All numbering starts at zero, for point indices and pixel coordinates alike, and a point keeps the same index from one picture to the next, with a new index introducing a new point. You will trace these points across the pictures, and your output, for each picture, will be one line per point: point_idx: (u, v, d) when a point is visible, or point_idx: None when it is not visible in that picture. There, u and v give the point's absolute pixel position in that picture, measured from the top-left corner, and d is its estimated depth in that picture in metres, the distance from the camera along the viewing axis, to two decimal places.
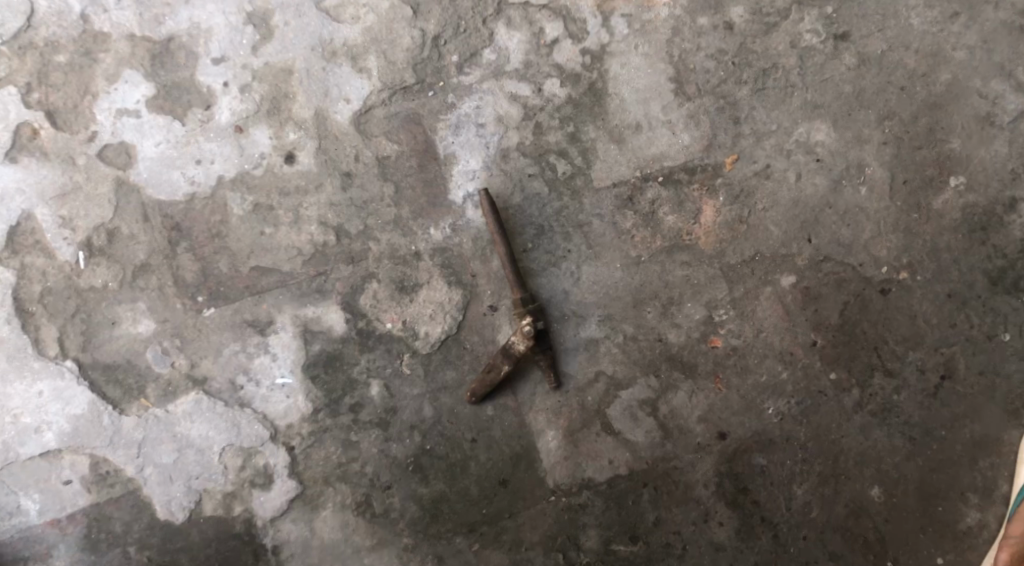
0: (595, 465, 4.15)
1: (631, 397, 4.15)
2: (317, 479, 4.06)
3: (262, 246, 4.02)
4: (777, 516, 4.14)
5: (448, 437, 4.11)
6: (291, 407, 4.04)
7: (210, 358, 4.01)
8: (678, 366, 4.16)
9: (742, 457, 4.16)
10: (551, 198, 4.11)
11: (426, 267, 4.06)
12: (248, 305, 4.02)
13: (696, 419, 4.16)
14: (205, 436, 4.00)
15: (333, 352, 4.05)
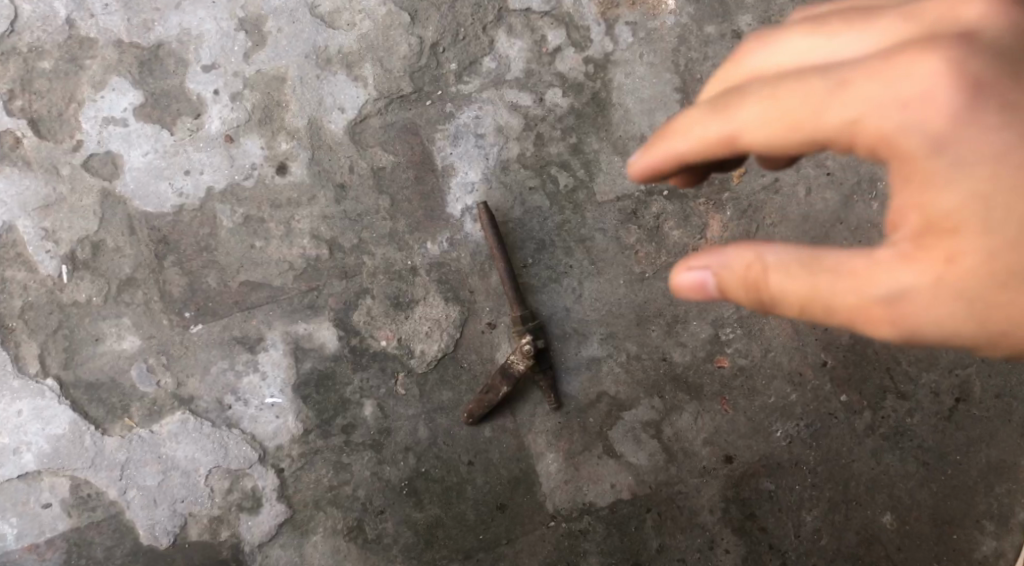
0: (596, 490, 4.00)
1: (634, 418, 4.01)
2: (308, 502, 3.91)
3: (251, 260, 3.87)
4: (786, 543, 4.00)
5: (444, 460, 3.95)
6: (282, 428, 3.89)
7: (197, 376, 3.86)
8: (683, 387, 4.02)
9: (749, 482, 4.02)
10: (552, 212, 3.96)
11: (423, 282, 3.92)
12: (237, 321, 3.87)
13: (702, 441, 4.03)
14: (191, 458, 3.85)
15: (324, 370, 3.90)
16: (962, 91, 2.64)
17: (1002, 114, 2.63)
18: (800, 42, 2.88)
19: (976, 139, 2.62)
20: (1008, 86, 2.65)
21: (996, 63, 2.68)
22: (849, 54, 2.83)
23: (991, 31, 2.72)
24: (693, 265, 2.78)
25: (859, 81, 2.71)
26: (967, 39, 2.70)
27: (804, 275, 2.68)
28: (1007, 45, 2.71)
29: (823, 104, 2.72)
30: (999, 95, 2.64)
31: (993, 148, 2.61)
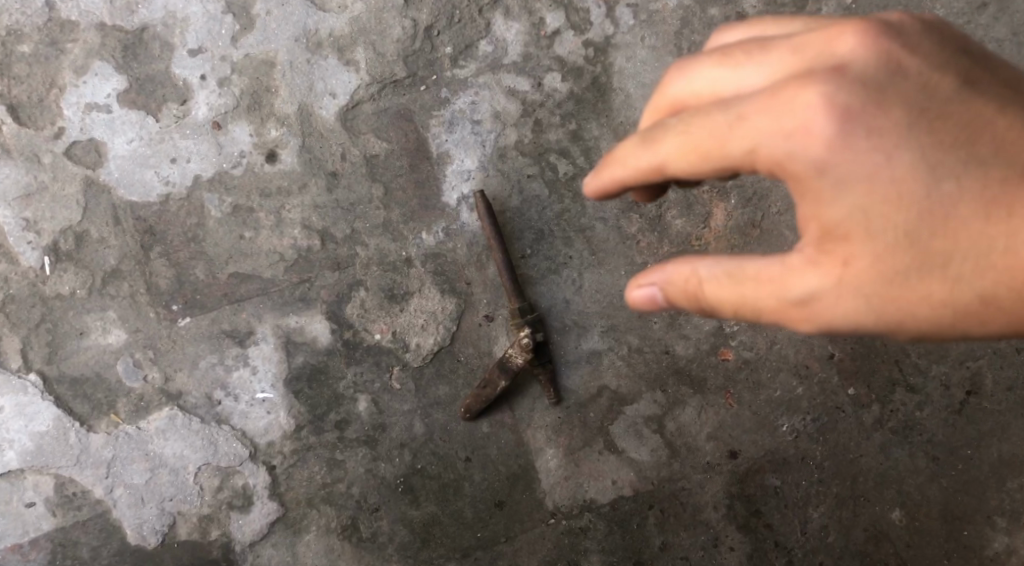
0: (597, 487, 3.89)
1: (636, 413, 3.90)
2: (301, 500, 3.80)
3: (240, 251, 3.74)
4: (792, 540, 3.90)
5: (440, 456, 3.84)
6: (273, 424, 3.78)
7: (185, 371, 3.74)
8: (686, 381, 3.91)
9: (754, 478, 3.92)
10: (551, 200, 3.84)
11: (418, 273, 3.80)
12: (226, 314, 3.75)
13: (705, 437, 3.92)
14: (180, 455, 3.73)
15: (317, 365, 3.79)
16: (849, 113, 2.61)
17: (883, 131, 2.62)
18: (705, 74, 2.75)
19: (862, 157, 2.61)
20: (885, 102, 2.64)
21: (876, 81, 2.66)
22: (747, 86, 2.72)
23: (873, 46, 2.67)
24: (639, 285, 2.80)
25: (757, 115, 2.65)
26: (847, 60, 2.66)
27: (731, 290, 2.70)
28: (884, 58, 2.67)
29: (728, 137, 2.66)
30: (880, 113, 2.63)
31: (877, 162, 2.62)
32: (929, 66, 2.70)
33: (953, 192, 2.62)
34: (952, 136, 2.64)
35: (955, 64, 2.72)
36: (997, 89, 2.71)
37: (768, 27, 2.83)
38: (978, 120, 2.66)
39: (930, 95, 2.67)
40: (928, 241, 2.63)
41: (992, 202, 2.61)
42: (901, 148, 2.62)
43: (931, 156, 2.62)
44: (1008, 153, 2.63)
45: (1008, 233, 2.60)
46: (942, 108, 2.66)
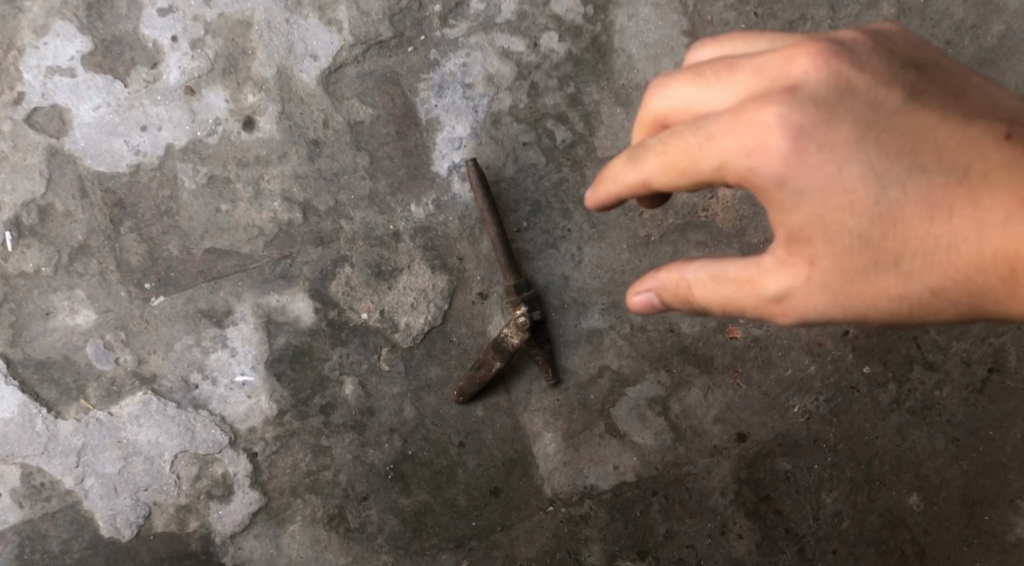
0: (598, 472, 3.68)
1: (639, 395, 3.68)
2: (284, 489, 3.59)
3: (217, 225, 3.51)
4: (804, 527, 3.69)
5: (432, 441, 3.62)
6: (254, 409, 3.56)
7: (160, 353, 3.52)
8: (692, 360, 3.69)
9: (764, 462, 3.71)
10: (549, 169, 3.61)
11: (407, 248, 3.57)
12: (203, 293, 3.52)
13: (712, 419, 3.70)
14: (155, 442, 3.51)
15: (300, 346, 3.56)
16: (804, 130, 2.58)
17: (836, 145, 2.59)
18: (671, 94, 2.68)
19: (817, 171, 2.59)
20: (837, 116, 2.61)
21: (829, 97, 2.61)
22: (714, 106, 2.65)
23: (827, 64, 2.62)
24: (636, 291, 2.73)
25: (722, 133, 2.60)
26: (803, 80, 2.61)
27: (708, 295, 2.66)
28: (837, 75, 2.62)
29: (696, 157, 2.61)
30: (833, 127, 2.60)
31: (831, 175, 2.59)
32: (878, 78, 2.64)
33: (903, 198, 2.60)
34: (900, 145, 2.61)
35: (906, 75, 2.66)
36: (944, 96, 2.66)
37: (730, 43, 2.76)
38: (926, 128, 2.62)
39: (880, 107, 2.62)
40: (883, 245, 2.61)
41: (939, 206, 2.59)
42: (853, 160, 2.59)
43: (880, 165, 2.60)
44: (954, 158, 2.60)
45: (955, 233, 2.59)
46: (892, 118, 2.62)
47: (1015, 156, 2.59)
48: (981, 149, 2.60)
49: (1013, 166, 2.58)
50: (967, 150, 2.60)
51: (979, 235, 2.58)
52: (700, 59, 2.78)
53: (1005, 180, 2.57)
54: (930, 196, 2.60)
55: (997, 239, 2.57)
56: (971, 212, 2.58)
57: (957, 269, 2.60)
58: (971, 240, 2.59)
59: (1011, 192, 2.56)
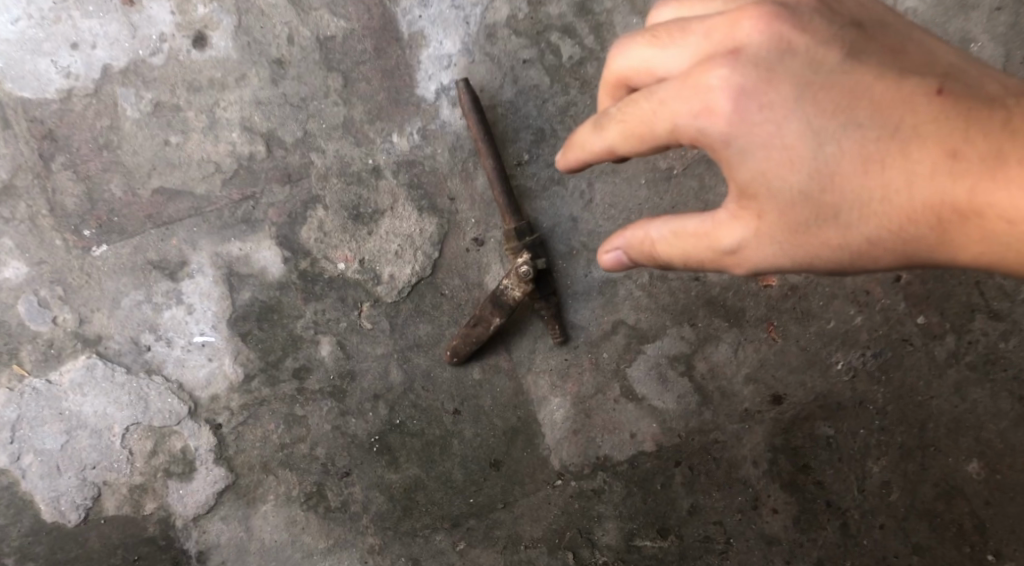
0: (612, 441, 3.21)
1: (658, 353, 3.20)
2: (254, 464, 3.12)
3: (165, 161, 3.00)
4: (846, 500, 3.20)
5: (423, 409, 3.15)
6: (216, 373, 3.09)
7: (104, 311, 3.03)
8: (720, 312, 3.20)
9: (802, 427, 3.22)
10: (553, 92, 3.08)
11: (389, 186, 3.07)
12: (152, 241, 3.03)
13: (743, 379, 3.22)
14: (102, 413, 3.04)
15: (267, 301, 3.08)
16: (741, 92, 2.32)
17: (775, 105, 2.32)
18: (625, 60, 2.41)
19: (756, 131, 2.32)
20: (776, 75, 2.33)
21: (768, 57, 2.33)
22: (669, 69, 2.38)
23: (770, 24, 2.34)
24: (604, 249, 2.48)
25: (671, 96, 2.35)
26: (747, 40, 2.33)
27: (661, 252, 2.42)
28: (777, 35, 2.34)
29: (648, 121, 2.36)
30: (772, 86, 2.33)
31: (769, 136, 2.32)
32: (817, 37, 2.35)
33: (840, 155, 2.31)
34: (836, 102, 2.32)
35: (846, 34, 2.37)
36: (885, 55, 2.36)
37: (685, 2, 2.47)
38: (864, 86, 2.32)
39: (818, 66, 2.33)
40: (820, 202, 2.33)
41: (875, 164, 2.31)
42: (788, 119, 2.32)
43: (818, 122, 2.32)
44: (891, 112, 2.30)
45: (890, 189, 2.30)
46: (830, 77, 2.33)
47: (952, 113, 2.28)
48: (916, 103, 2.30)
49: (949, 122, 2.28)
50: (903, 105, 2.30)
51: (912, 189, 2.29)
52: (661, 19, 2.49)
53: (939, 135, 2.28)
54: (866, 152, 2.31)
55: (929, 193, 2.28)
56: (905, 168, 2.29)
57: (893, 225, 2.31)
58: (904, 195, 2.30)
59: (944, 144, 2.27)
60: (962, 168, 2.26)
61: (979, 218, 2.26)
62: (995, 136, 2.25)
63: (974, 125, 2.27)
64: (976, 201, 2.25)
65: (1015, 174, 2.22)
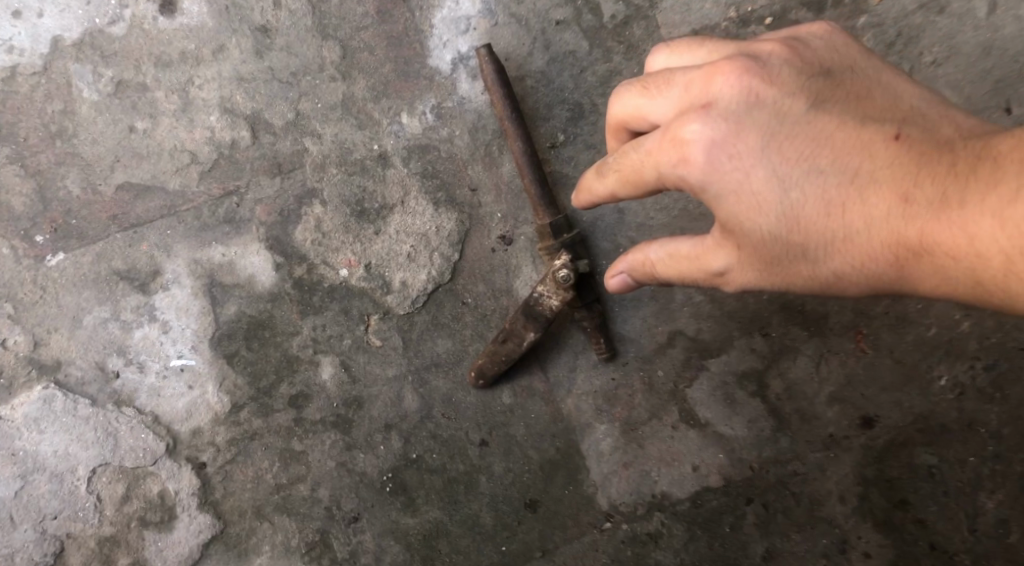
0: (670, 475, 2.65)
1: (724, 370, 2.66)
2: (245, 510, 2.59)
3: (131, 151, 2.53)
4: (954, 543, 2.60)
5: (444, 441, 2.61)
6: (197, 403, 2.59)
7: (63, 332, 2.55)
8: (797, 319, 2.65)
9: (898, 455, 2.63)
10: (592, 58, 2.56)
11: (398, 175, 2.57)
12: (118, 247, 2.54)
13: (826, 399, 2.65)
14: (64, 454, 2.55)
15: (256, 316, 2.58)
16: (710, 144, 1.99)
17: (744, 154, 2.00)
18: (614, 107, 2.09)
19: (726, 176, 2.00)
20: (743, 127, 2.00)
21: (736, 108, 2.00)
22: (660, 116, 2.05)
23: (740, 77, 2.00)
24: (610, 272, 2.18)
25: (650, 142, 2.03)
26: (721, 91, 2.00)
27: (653, 272, 2.12)
28: (739, 86, 2.00)
29: (637, 168, 2.05)
30: (742, 131, 2.00)
31: (734, 188, 2.00)
32: (781, 86, 2.01)
33: (803, 203, 2.00)
34: (799, 148, 2.00)
35: (810, 80, 2.03)
36: (849, 101, 2.03)
37: (677, 48, 2.12)
38: (829, 130, 2.00)
39: (781, 113, 2.01)
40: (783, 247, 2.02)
41: (838, 210, 1.99)
42: (752, 169, 2.00)
43: (783, 171, 2.00)
44: (855, 154, 1.99)
45: (850, 232, 1.99)
46: (791, 124, 2.00)
47: (914, 158, 1.98)
48: (874, 150, 1.99)
49: (911, 164, 1.97)
50: (863, 149, 1.99)
51: (873, 231, 1.98)
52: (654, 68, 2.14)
53: (897, 179, 1.97)
54: (829, 199, 1.99)
55: (888, 235, 1.97)
56: (865, 211, 1.98)
57: (852, 268, 2.01)
58: (866, 238, 1.99)
59: (901, 186, 1.97)
60: (918, 214, 1.96)
61: (935, 261, 1.96)
62: (950, 179, 1.95)
63: (930, 170, 1.96)
64: (931, 244, 1.95)
65: (968, 215, 1.92)
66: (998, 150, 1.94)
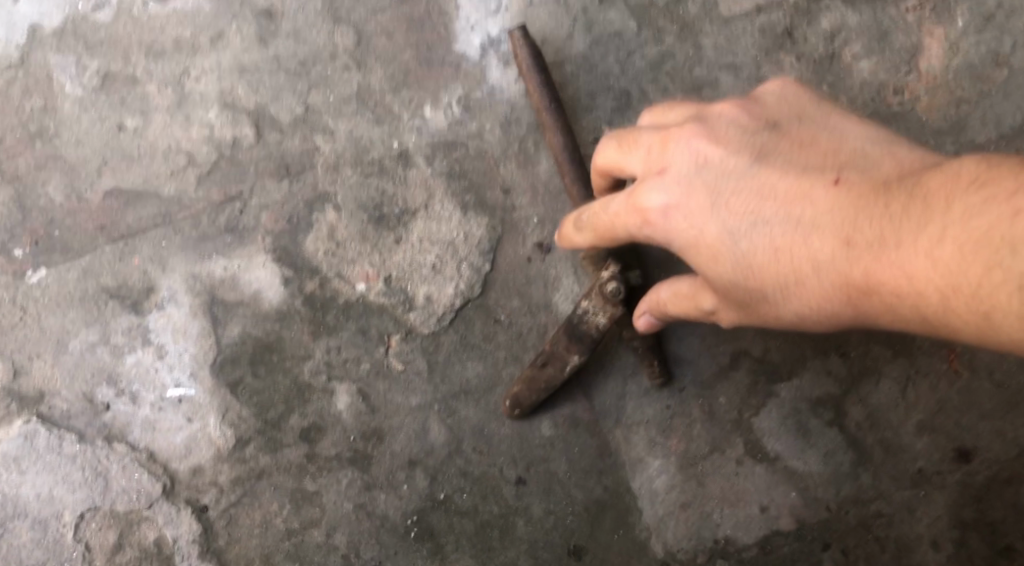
0: (735, 518, 2.29)
1: (796, 397, 2.31)
2: (251, 559, 2.23)
3: (120, 153, 2.26)
4: None
5: (475, 479, 2.27)
6: (197, 439, 2.25)
7: (46, 359, 2.24)
8: (881, 336, 2.30)
9: (1001, 493, 2.27)
10: (642, 40, 2.32)
11: (421, 177, 2.28)
12: (106, 261, 2.25)
13: (914, 429, 2.29)
14: (48, 498, 2.22)
15: (262, 338, 2.26)
16: (666, 207, 1.82)
17: (695, 209, 1.80)
18: (598, 167, 1.96)
19: (679, 230, 1.82)
20: (692, 187, 1.81)
21: (685, 169, 1.82)
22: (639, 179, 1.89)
23: (693, 136, 1.83)
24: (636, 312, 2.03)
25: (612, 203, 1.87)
26: (677, 150, 1.84)
27: (669, 312, 1.96)
28: (682, 148, 1.84)
29: (610, 227, 1.89)
30: (692, 185, 1.81)
31: (688, 246, 1.82)
32: (725, 144, 1.82)
33: (753, 254, 1.77)
34: (745, 199, 1.79)
35: (756, 136, 1.83)
36: (796, 150, 1.81)
37: (659, 111, 1.96)
38: (776, 176, 1.79)
39: (725, 170, 1.81)
40: (743, 297, 1.82)
41: (786, 257, 1.76)
42: (702, 225, 1.80)
43: (730, 224, 1.79)
44: (802, 197, 1.76)
45: (799, 279, 1.76)
46: (735, 179, 1.80)
47: (862, 199, 1.73)
48: (814, 197, 1.76)
49: (860, 204, 1.72)
50: (809, 192, 1.76)
51: (821, 277, 1.74)
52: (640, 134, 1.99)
53: (840, 222, 1.73)
54: (775, 246, 1.76)
55: (835, 280, 1.73)
56: (810, 256, 1.74)
57: (807, 316, 1.78)
58: (817, 284, 1.75)
59: (844, 228, 1.72)
60: (862, 256, 1.70)
61: (885, 304, 1.71)
62: (889, 217, 1.69)
63: (871, 210, 1.71)
64: (878, 286, 1.70)
65: (907, 253, 1.66)
66: (931, 182, 1.68)
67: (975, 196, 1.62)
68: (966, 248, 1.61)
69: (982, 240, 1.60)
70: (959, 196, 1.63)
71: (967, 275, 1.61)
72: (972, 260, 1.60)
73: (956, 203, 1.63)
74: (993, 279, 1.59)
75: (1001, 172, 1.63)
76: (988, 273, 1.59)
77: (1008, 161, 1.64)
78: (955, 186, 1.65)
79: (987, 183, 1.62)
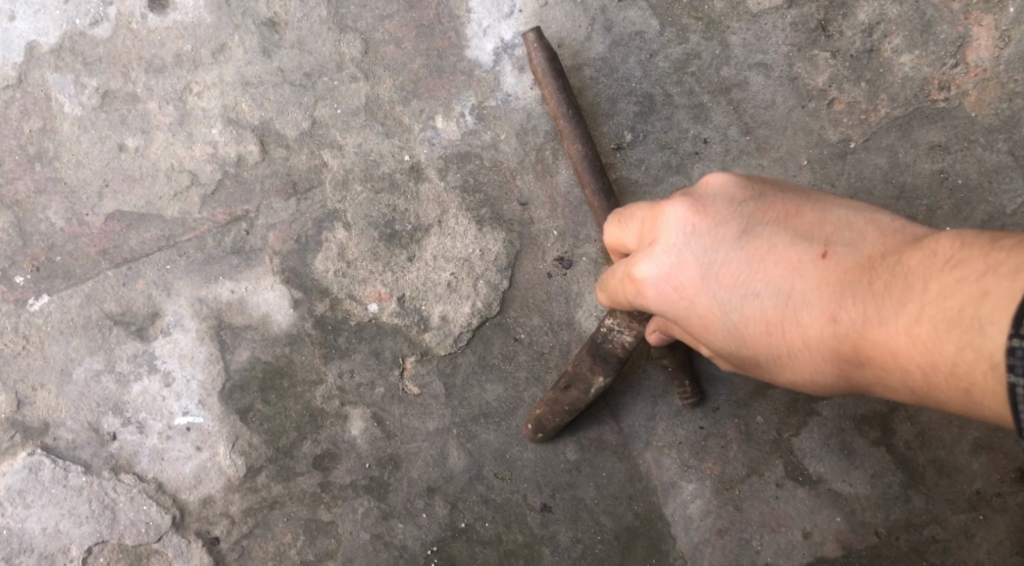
0: (776, 545, 2.14)
1: (839, 415, 2.15)
2: None
3: (121, 173, 2.18)
4: None
5: (497, 507, 2.15)
6: (206, 469, 2.15)
7: (50, 389, 2.15)
8: None
9: None
10: (664, 39, 2.19)
11: (434, 191, 2.17)
12: (110, 286, 2.17)
13: (970, 447, 2.12)
14: (54, 532, 2.12)
15: (272, 363, 2.16)
16: (659, 279, 1.73)
17: (687, 282, 1.72)
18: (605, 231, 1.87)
19: (674, 302, 1.74)
20: (683, 260, 1.72)
21: (677, 241, 1.73)
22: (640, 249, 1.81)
23: (683, 209, 1.73)
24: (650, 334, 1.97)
25: (613, 273, 1.80)
26: (668, 222, 1.74)
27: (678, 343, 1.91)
28: (668, 220, 1.74)
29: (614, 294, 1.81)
30: (684, 259, 1.72)
31: (682, 317, 1.74)
32: (715, 216, 1.73)
33: (744, 325, 1.70)
34: (734, 271, 1.70)
35: (747, 205, 1.74)
36: (787, 221, 1.72)
37: None
38: (765, 248, 1.70)
39: (714, 242, 1.72)
40: (740, 365, 1.75)
41: (777, 329, 1.68)
42: (693, 297, 1.72)
43: (720, 296, 1.71)
44: (793, 270, 1.68)
45: (791, 351, 1.68)
46: (724, 251, 1.71)
47: (849, 273, 1.65)
48: (802, 270, 1.68)
49: (848, 279, 1.65)
50: (800, 265, 1.68)
51: (812, 349, 1.66)
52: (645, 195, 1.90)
53: (827, 296, 1.65)
54: (765, 319, 1.68)
55: (826, 353, 1.65)
56: (800, 328, 1.67)
57: (803, 384, 1.71)
58: (808, 355, 1.67)
59: (832, 302, 1.64)
60: (849, 330, 1.62)
61: (875, 376, 1.63)
62: (874, 292, 1.61)
63: (856, 285, 1.63)
64: (867, 360, 1.62)
65: (889, 330, 1.59)
66: (911, 260, 1.61)
67: (950, 276, 1.54)
68: (942, 327, 1.53)
69: (956, 320, 1.52)
70: (935, 276, 1.56)
71: (943, 354, 1.52)
72: (947, 338, 1.52)
73: (933, 282, 1.56)
74: (966, 358, 1.50)
75: (975, 251, 1.55)
76: (961, 353, 1.51)
77: (983, 238, 1.56)
78: (932, 264, 1.57)
79: (961, 262, 1.55)
